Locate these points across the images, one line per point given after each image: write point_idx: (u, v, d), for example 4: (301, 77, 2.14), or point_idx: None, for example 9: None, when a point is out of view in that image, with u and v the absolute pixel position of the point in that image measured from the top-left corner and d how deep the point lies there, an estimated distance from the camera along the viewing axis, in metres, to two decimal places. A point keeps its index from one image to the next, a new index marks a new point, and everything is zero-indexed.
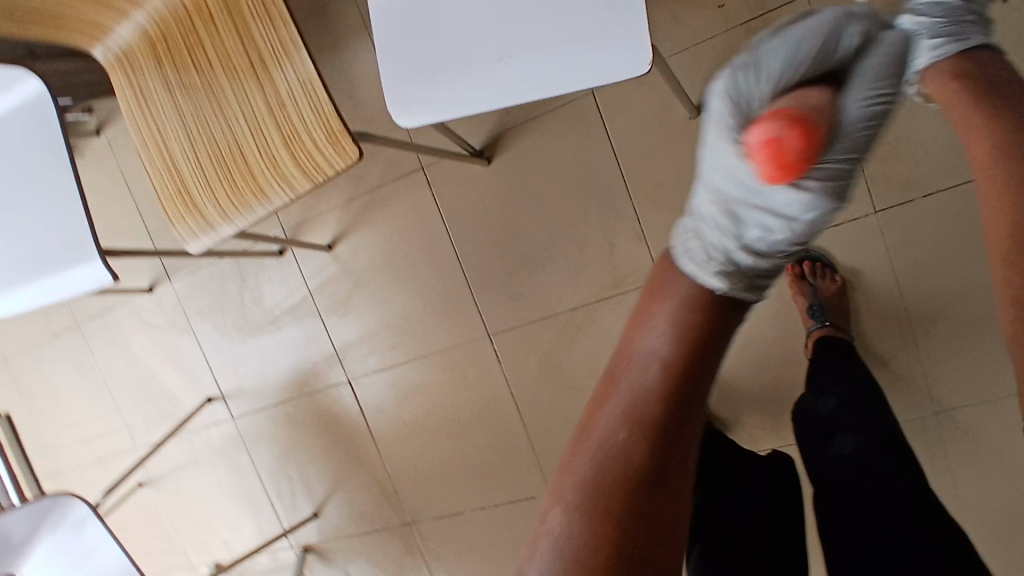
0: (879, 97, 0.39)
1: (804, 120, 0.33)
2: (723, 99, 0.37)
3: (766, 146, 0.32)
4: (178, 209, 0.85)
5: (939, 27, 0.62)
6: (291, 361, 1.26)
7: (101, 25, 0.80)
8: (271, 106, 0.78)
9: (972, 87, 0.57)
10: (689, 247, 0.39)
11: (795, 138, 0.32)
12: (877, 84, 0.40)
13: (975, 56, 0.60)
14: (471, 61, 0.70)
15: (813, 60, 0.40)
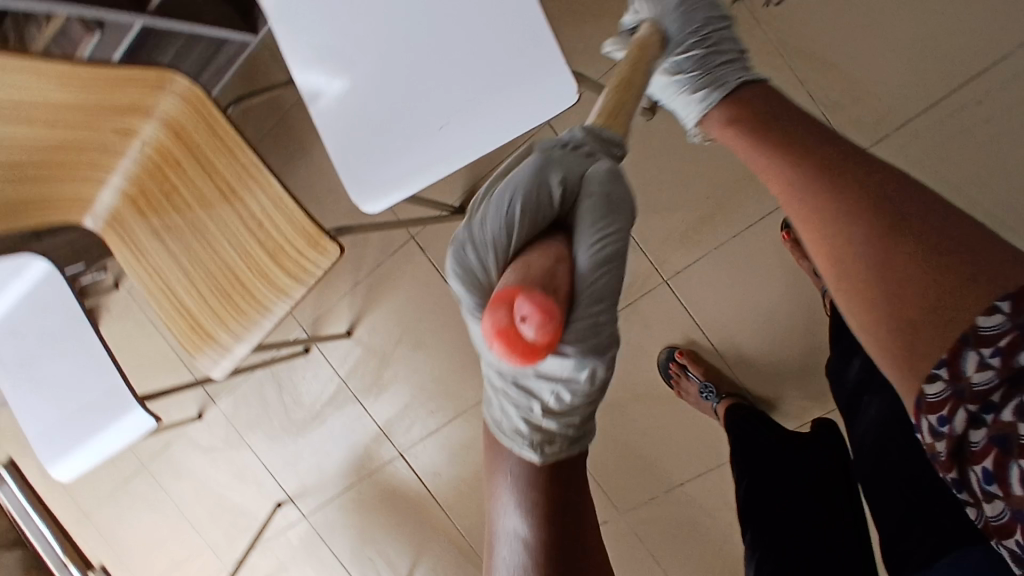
0: (607, 234, 0.43)
1: (534, 300, 0.34)
2: (466, 281, 0.43)
3: (500, 336, 0.34)
4: (196, 343, 0.90)
5: (696, 80, 0.65)
6: (343, 449, 1.30)
7: (84, 197, 0.86)
8: (250, 227, 0.82)
9: (746, 127, 0.59)
10: (499, 418, 0.45)
11: (524, 321, 0.34)
12: (599, 227, 0.43)
13: (740, 94, 0.63)
14: (414, 137, 0.73)
15: (529, 220, 0.43)
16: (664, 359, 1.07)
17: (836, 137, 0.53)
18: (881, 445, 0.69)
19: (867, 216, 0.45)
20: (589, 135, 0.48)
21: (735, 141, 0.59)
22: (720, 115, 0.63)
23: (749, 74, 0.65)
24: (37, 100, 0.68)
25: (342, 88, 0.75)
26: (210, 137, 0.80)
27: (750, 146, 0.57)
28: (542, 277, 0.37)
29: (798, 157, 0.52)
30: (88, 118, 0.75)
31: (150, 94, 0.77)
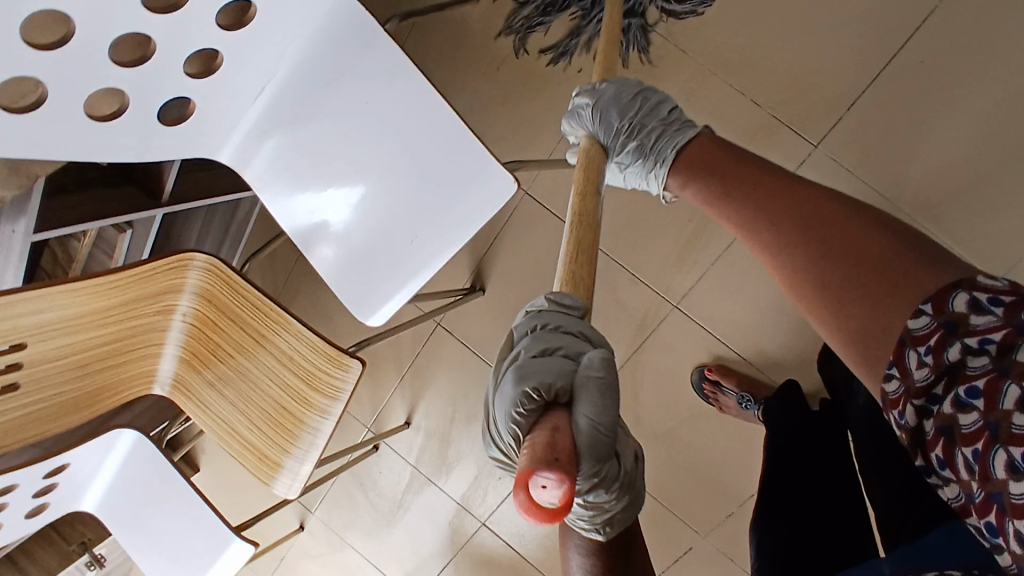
0: (606, 401, 0.46)
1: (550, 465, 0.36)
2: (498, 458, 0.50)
3: (532, 508, 0.36)
4: (265, 472, 1.01)
5: (640, 166, 0.72)
6: (432, 530, 1.36)
7: (147, 371, 0.99)
8: (285, 362, 0.94)
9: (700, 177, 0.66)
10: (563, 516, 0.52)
11: (543, 489, 0.36)
12: (596, 396, 0.45)
13: (682, 153, 0.69)
14: (397, 253, 0.86)
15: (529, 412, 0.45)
16: (697, 380, 1.09)
17: (774, 168, 0.61)
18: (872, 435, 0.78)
19: (812, 242, 0.54)
20: (552, 303, 0.55)
21: (694, 189, 0.67)
22: (675, 181, 0.69)
23: (683, 134, 0.70)
24: (84, 310, 0.81)
25: (336, 222, 0.87)
26: (235, 296, 0.93)
27: (704, 190, 0.64)
28: (543, 451, 0.39)
29: (747, 197, 0.60)
30: (131, 308, 0.88)
31: (178, 274, 0.90)
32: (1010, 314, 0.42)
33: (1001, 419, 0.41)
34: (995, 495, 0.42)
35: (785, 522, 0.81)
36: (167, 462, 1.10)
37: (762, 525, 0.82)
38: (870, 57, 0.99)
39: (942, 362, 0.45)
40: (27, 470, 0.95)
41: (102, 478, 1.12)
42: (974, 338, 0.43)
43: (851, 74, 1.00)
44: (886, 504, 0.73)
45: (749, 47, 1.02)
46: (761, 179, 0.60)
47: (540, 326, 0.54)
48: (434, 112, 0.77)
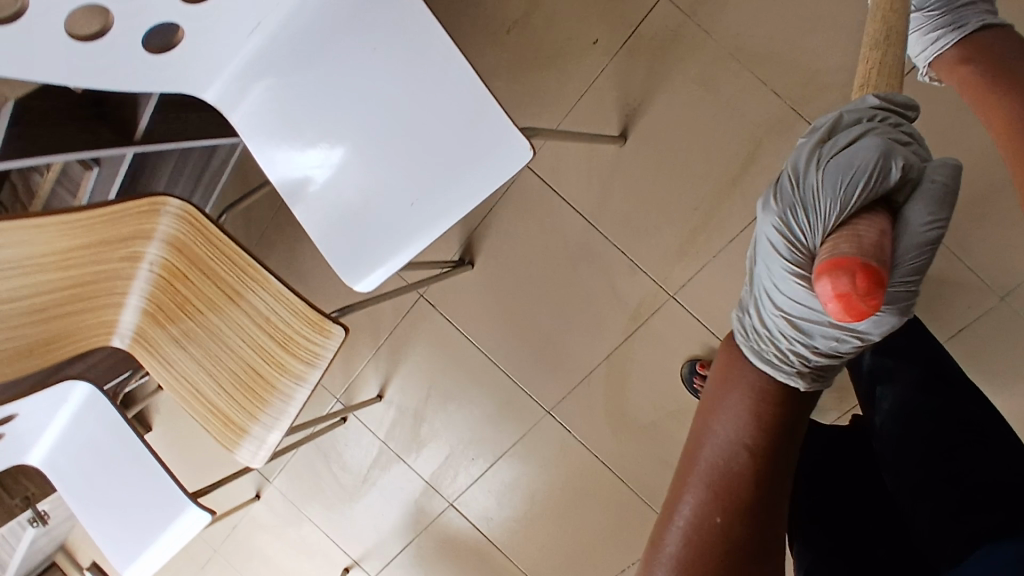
0: (944, 211, 0.47)
1: (860, 268, 0.39)
2: (783, 241, 0.50)
3: (836, 300, 0.39)
4: (229, 437, 0.95)
5: (936, 20, 0.75)
6: (397, 508, 1.32)
7: (107, 321, 0.92)
8: (260, 323, 0.88)
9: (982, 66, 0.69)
10: (767, 333, 0.52)
11: (854, 281, 0.38)
12: (935, 209, 0.47)
13: (977, 35, 0.72)
14: (390, 217, 0.79)
15: (872, 191, 0.45)
16: (686, 373, 1.05)
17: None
18: (899, 427, 0.69)
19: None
20: (883, 101, 0.53)
21: (968, 77, 0.69)
22: (952, 55, 0.73)
23: (993, 17, 0.73)
24: (48, 250, 0.74)
25: (326, 174, 0.80)
26: (210, 248, 0.86)
27: (981, 83, 0.67)
28: (874, 247, 0.40)
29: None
30: (97, 251, 0.81)
31: (148, 219, 0.83)
32: None
33: None
34: None
35: (821, 528, 0.69)
36: (124, 421, 1.04)
37: (797, 529, 0.70)
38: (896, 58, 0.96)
39: None
40: None
41: (53, 427, 1.06)
42: None
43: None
44: (920, 507, 0.63)
45: None
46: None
47: (875, 117, 0.52)
48: (441, 68, 0.72)
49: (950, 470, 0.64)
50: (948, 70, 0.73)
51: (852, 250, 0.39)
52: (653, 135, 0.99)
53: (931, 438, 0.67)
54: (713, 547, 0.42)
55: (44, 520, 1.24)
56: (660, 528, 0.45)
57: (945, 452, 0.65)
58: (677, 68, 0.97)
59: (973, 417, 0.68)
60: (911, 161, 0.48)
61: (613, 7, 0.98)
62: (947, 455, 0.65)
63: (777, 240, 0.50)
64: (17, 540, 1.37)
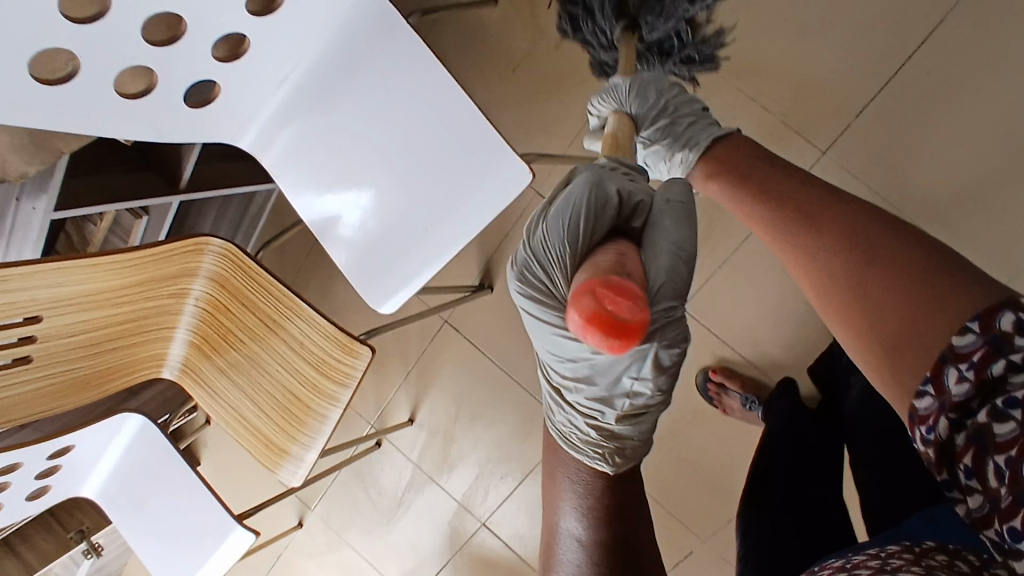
0: (677, 227, 0.58)
1: (606, 287, 0.42)
2: (543, 294, 0.57)
3: (593, 318, 0.41)
4: (270, 457, 1.02)
5: (669, 147, 0.78)
6: (432, 530, 1.36)
7: (157, 354, 1.00)
8: (296, 348, 0.95)
9: (727, 178, 0.71)
10: (566, 417, 0.61)
11: (619, 306, 0.41)
12: (674, 231, 0.58)
13: (716, 150, 0.75)
14: (410, 242, 0.87)
15: (593, 225, 0.55)
16: (701, 382, 1.13)
17: (811, 178, 0.64)
18: (867, 427, 0.89)
19: (837, 242, 0.57)
20: (613, 160, 0.66)
21: (720, 193, 0.71)
22: (699, 171, 0.75)
23: (718, 129, 0.76)
24: (102, 287, 0.83)
25: (352, 211, 0.88)
26: (249, 281, 0.94)
27: (735, 193, 0.68)
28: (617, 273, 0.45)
29: (773, 199, 0.64)
30: (145, 288, 0.89)
31: (193, 258, 0.91)
32: (986, 333, 0.45)
33: (984, 430, 0.44)
34: (996, 501, 0.43)
35: (793, 495, 0.89)
36: (172, 449, 1.11)
37: (769, 515, 0.88)
38: (880, 68, 1.04)
39: (985, 376, 0.44)
40: (27, 450, 0.96)
41: (104, 462, 1.14)
42: (964, 363, 0.45)
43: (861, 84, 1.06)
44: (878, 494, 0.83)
45: (761, 49, 1.08)
46: (788, 189, 0.64)
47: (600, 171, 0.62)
48: (451, 102, 0.78)
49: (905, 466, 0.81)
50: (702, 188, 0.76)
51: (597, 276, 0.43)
52: None
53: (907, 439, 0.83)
54: None
55: (99, 551, 1.31)
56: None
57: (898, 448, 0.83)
58: None
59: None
60: (636, 188, 0.60)
61: None
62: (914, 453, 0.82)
63: (538, 298, 0.57)
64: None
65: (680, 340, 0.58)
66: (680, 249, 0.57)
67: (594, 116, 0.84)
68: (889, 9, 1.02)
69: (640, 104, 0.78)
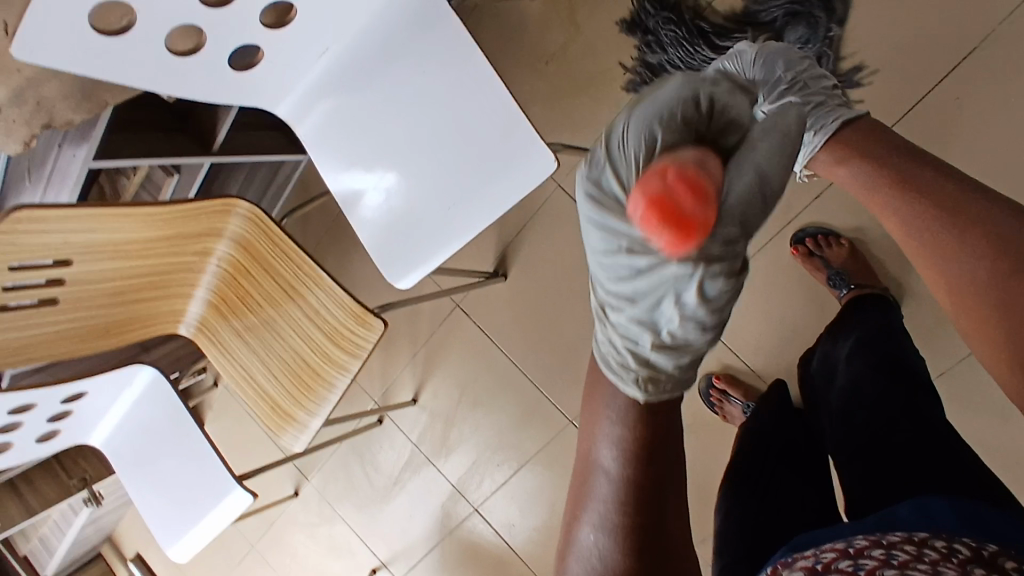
0: (779, 152, 0.50)
1: (678, 174, 0.40)
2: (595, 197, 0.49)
3: (655, 202, 0.39)
4: (276, 422, 1.04)
5: None
6: (425, 511, 1.38)
7: (176, 310, 1.03)
8: (311, 316, 0.97)
9: (858, 164, 0.66)
10: (606, 342, 0.55)
11: (675, 185, 0.39)
12: (756, 160, 0.49)
13: (840, 135, 0.71)
14: (431, 223, 0.88)
15: (677, 130, 0.47)
16: (704, 387, 1.14)
17: (954, 173, 0.60)
18: (848, 414, 0.85)
19: (984, 250, 0.53)
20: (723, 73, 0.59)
21: (852, 178, 0.67)
22: (826, 157, 0.71)
23: (849, 111, 0.74)
24: (136, 236, 0.85)
25: (378, 189, 0.90)
26: (272, 247, 0.96)
27: (865, 182, 0.64)
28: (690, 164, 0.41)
29: (916, 199, 0.59)
30: (176, 243, 0.92)
31: (221, 218, 0.94)
32: None
33: None
34: None
35: (769, 480, 0.88)
36: (181, 407, 1.14)
37: (743, 498, 0.87)
38: (905, 94, 1.01)
39: None
40: (42, 391, 1.00)
41: (114, 409, 1.18)
42: None
43: (884, 105, 1.01)
44: (851, 474, 0.79)
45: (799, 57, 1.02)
46: (929, 183, 0.59)
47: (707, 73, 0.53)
48: (485, 87, 0.81)
49: (886, 447, 0.77)
50: (827, 171, 0.71)
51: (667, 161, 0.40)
52: None
53: (881, 422, 0.80)
54: (613, 565, 0.50)
55: (99, 500, 1.34)
56: (564, 556, 0.55)
57: (882, 432, 0.79)
58: None
59: (923, 405, 0.80)
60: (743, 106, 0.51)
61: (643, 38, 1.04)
62: (890, 435, 0.78)
63: (593, 196, 0.50)
64: (70, 524, 1.49)
65: (732, 270, 0.48)
66: (764, 176, 0.48)
67: None
68: (924, 29, 0.98)
69: (762, 77, 0.81)
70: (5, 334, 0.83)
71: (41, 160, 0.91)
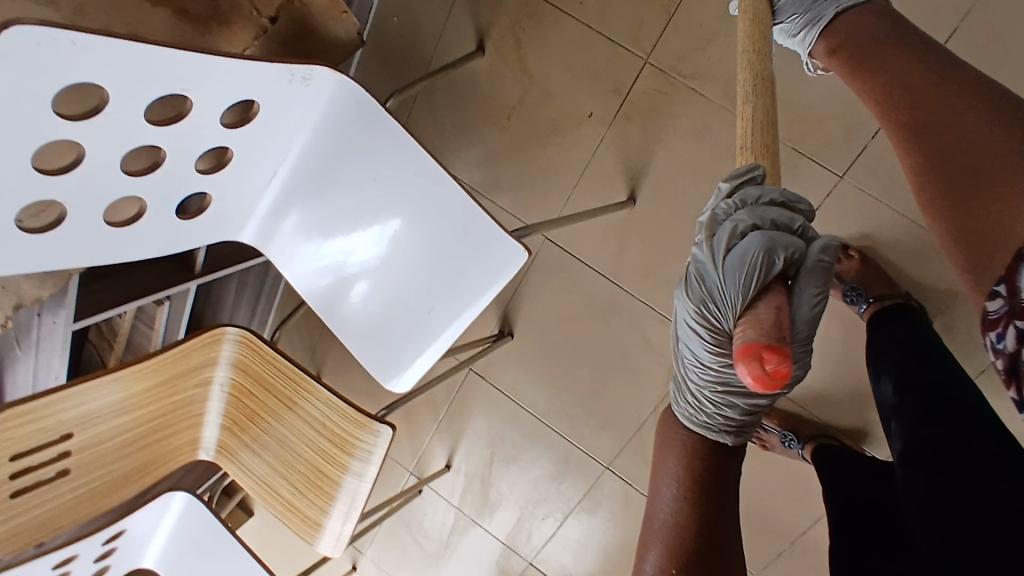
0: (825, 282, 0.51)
1: (767, 349, 0.42)
2: (702, 329, 0.54)
3: (755, 381, 0.41)
4: (306, 530, 1.03)
5: (799, 22, 0.79)
6: (481, 570, 1.36)
7: (191, 439, 1.02)
8: (318, 427, 0.96)
9: (848, 56, 0.73)
10: (687, 404, 0.60)
11: (770, 364, 0.41)
12: (821, 282, 0.51)
13: (840, 23, 0.76)
14: (416, 323, 0.88)
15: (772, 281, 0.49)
16: None
17: (927, 50, 0.66)
18: (911, 473, 0.74)
19: (932, 124, 0.61)
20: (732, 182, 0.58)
21: (841, 67, 0.74)
22: (822, 47, 0.77)
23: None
24: (128, 393, 0.86)
25: (354, 275, 0.89)
26: (267, 366, 0.95)
27: (850, 71, 0.72)
28: (773, 324, 0.43)
29: (889, 79, 0.67)
30: (170, 384, 0.92)
31: (212, 347, 0.93)
32: None
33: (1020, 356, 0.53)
34: None
35: None
36: (218, 522, 1.14)
37: None
38: None
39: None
40: (82, 542, 1.01)
41: (159, 534, 1.17)
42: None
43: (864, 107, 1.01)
44: (931, 543, 0.66)
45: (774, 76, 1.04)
46: (900, 63, 0.67)
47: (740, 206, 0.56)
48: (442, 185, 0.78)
49: (961, 500, 0.66)
50: (823, 61, 0.78)
51: (755, 336, 0.42)
52: (659, 194, 1.05)
53: (928, 472, 0.72)
54: None
55: None
56: None
57: (949, 484, 0.68)
58: (673, 127, 1.02)
59: (971, 446, 0.72)
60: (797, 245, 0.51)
61: (603, 79, 1.03)
62: (945, 482, 0.69)
63: (698, 327, 0.54)
64: None
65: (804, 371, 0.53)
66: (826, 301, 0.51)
67: None
68: None
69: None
70: (24, 514, 0.83)
71: (25, 329, 0.91)
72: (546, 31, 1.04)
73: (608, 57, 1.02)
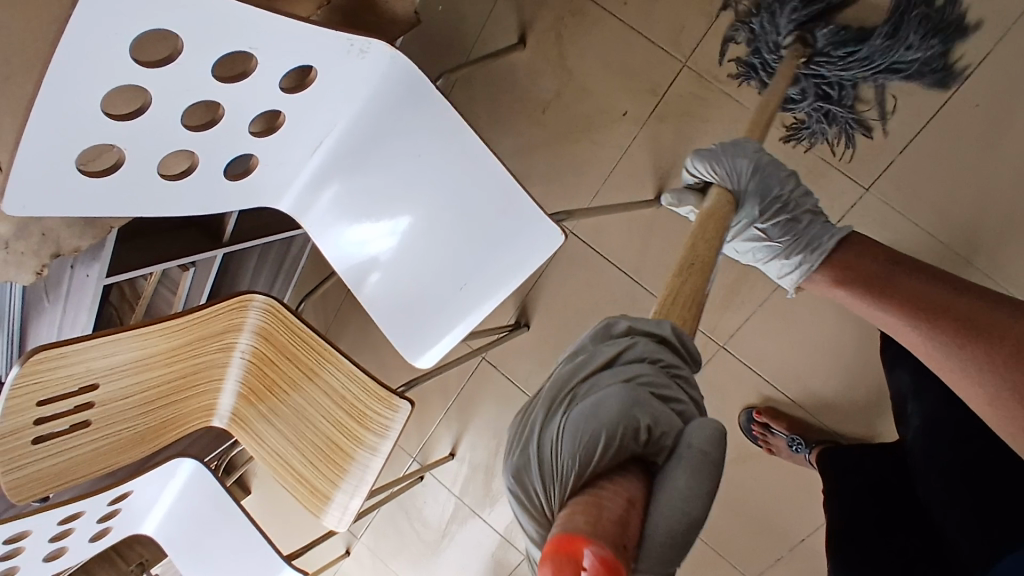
0: (704, 478, 0.44)
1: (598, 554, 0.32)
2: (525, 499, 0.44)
3: None
4: (314, 503, 1.04)
5: (791, 247, 0.79)
6: (476, 561, 1.37)
7: (207, 404, 1.03)
8: (337, 400, 0.97)
9: (858, 286, 0.74)
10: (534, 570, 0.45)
11: None
12: (687, 476, 0.44)
13: (836, 257, 0.78)
14: (444, 302, 0.90)
15: (614, 455, 0.42)
16: (745, 421, 1.20)
17: (939, 279, 0.71)
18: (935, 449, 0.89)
19: (986, 337, 0.64)
20: (670, 336, 0.54)
21: (848, 298, 0.75)
22: (823, 275, 0.78)
23: (835, 232, 0.78)
24: (151, 353, 0.86)
25: (383, 252, 0.91)
26: (291, 336, 0.96)
27: (862, 300, 0.73)
28: (615, 522, 0.35)
29: (924, 310, 0.68)
30: (193, 348, 0.93)
31: (238, 314, 0.94)
32: None
33: None
34: None
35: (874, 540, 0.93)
36: (223, 492, 1.14)
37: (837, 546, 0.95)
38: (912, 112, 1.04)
39: None
40: (89, 499, 1.01)
41: (161, 502, 1.17)
42: None
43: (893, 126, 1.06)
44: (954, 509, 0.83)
45: None
46: (919, 288, 0.70)
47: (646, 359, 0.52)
48: (484, 166, 0.80)
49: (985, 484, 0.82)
50: (822, 290, 0.79)
51: (584, 529, 0.33)
52: None
53: (954, 452, 0.87)
54: None
55: None
56: None
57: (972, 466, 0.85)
58: (705, 130, 1.05)
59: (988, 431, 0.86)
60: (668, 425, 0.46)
61: (640, 80, 1.06)
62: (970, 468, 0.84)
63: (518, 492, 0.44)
64: None
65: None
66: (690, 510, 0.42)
67: (693, 175, 0.81)
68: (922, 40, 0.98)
69: (756, 188, 0.77)
70: (40, 462, 0.84)
71: (57, 280, 0.93)
72: (587, 29, 1.07)
73: (647, 58, 1.05)
